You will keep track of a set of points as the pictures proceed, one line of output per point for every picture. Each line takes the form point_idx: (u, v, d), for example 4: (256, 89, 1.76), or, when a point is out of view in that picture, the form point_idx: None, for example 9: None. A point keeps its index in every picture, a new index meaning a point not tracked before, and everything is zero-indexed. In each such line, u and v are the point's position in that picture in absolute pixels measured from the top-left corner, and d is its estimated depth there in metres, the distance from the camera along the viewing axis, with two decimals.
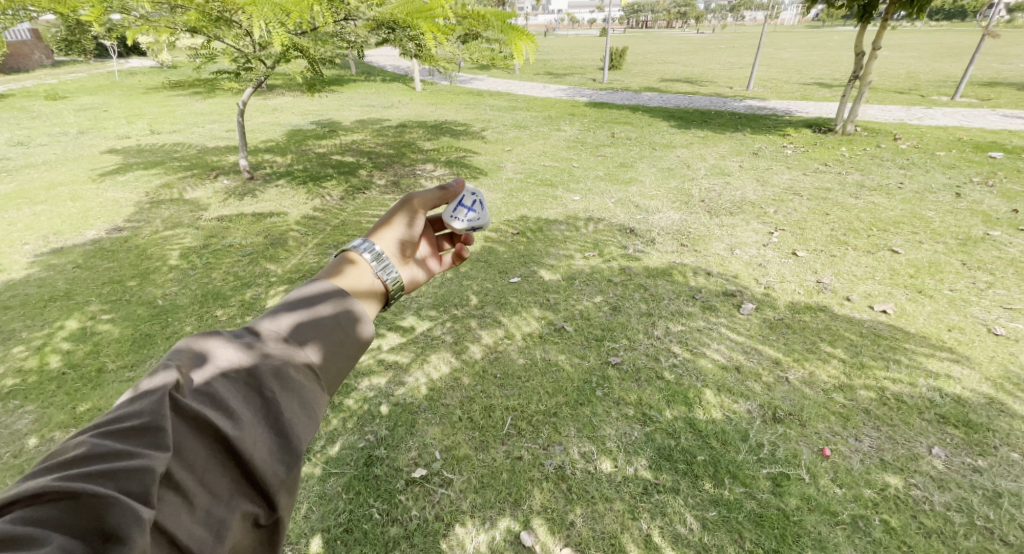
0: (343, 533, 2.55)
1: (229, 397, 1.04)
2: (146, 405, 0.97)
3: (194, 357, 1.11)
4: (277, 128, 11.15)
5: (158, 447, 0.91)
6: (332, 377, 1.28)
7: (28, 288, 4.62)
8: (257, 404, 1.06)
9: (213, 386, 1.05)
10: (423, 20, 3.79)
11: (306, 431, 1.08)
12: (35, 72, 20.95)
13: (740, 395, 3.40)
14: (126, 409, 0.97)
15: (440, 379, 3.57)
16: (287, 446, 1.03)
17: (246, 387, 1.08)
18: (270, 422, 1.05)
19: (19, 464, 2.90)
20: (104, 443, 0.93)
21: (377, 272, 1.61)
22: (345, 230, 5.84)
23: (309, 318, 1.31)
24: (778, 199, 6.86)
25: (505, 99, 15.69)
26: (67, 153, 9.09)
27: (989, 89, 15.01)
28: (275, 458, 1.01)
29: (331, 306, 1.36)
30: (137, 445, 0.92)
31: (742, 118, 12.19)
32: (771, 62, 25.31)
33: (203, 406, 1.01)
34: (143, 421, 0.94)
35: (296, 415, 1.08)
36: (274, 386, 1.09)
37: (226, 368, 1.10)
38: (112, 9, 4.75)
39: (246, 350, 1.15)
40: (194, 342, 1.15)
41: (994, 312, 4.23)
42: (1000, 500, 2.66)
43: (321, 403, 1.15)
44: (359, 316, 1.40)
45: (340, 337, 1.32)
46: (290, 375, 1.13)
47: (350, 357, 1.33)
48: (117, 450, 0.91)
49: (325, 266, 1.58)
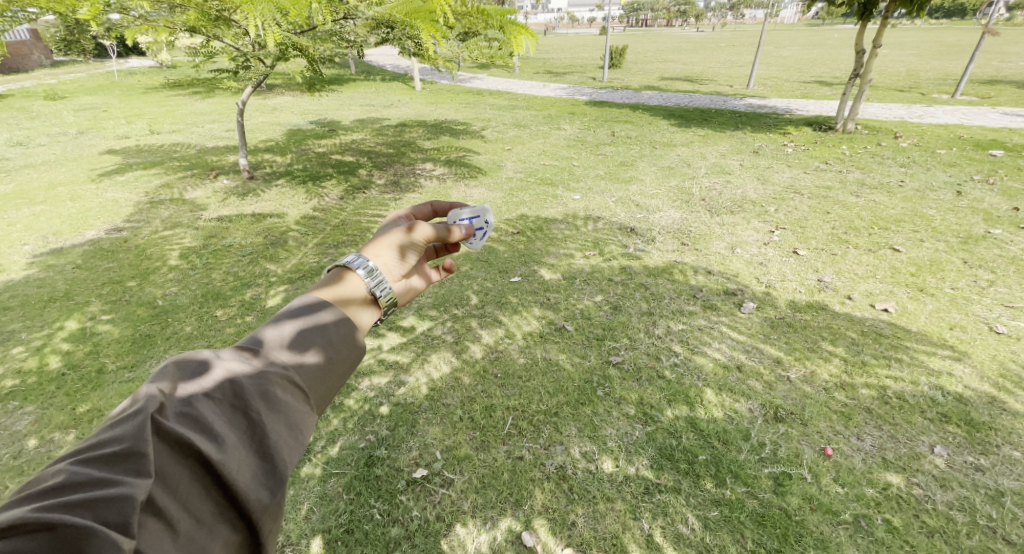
0: (343, 534, 2.54)
1: (214, 420, 1.05)
2: (128, 430, 0.98)
3: (182, 375, 1.12)
4: (277, 127, 11.12)
5: (140, 474, 0.93)
6: (323, 395, 1.27)
7: (28, 288, 4.61)
8: (242, 427, 1.08)
9: (199, 408, 1.06)
10: (422, 19, 3.78)
11: (291, 454, 1.08)
12: (34, 73, 20.90)
13: (742, 394, 3.39)
14: (107, 434, 0.99)
15: (440, 379, 3.57)
16: (272, 470, 1.04)
17: (232, 409, 1.09)
18: (255, 445, 1.06)
19: (19, 466, 2.89)
20: (84, 471, 0.93)
21: (371, 287, 1.58)
22: (344, 230, 5.83)
23: (302, 334, 1.30)
24: (778, 198, 6.85)
25: (505, 98, 15.67)
26: (67, 154, 9.08)
27: (990, 87, 15.02)
28: (259, 482, 1.02)
29: (325, 321, 1.35)
30: (118, 472, 0.93)
31: (742, 117, 12.17)
32: (771, 61, 25.26)
33: (187, 430, 1.02)
34: (125, 447, 0.96)
35: (281, 437, 1.09)
36: (259, 408, 1.10)
37: (212, 389, 1.11)
38: (111, 9, 4.75)
39: (234, 368, 1.16)
40: (181, 360, 1.15)
41: (995, 310, 4.22)
42: (1003, 499, 2.65)
43: (309, 424, 1.16)
44: (352, 331, 1.39)
45: (332, 354, 1.32)
46: (277, 396, 1.14)
47: (342, 374, 1.33)
48: (97, 478, 0.92)
49: (321, 282, 1.56)
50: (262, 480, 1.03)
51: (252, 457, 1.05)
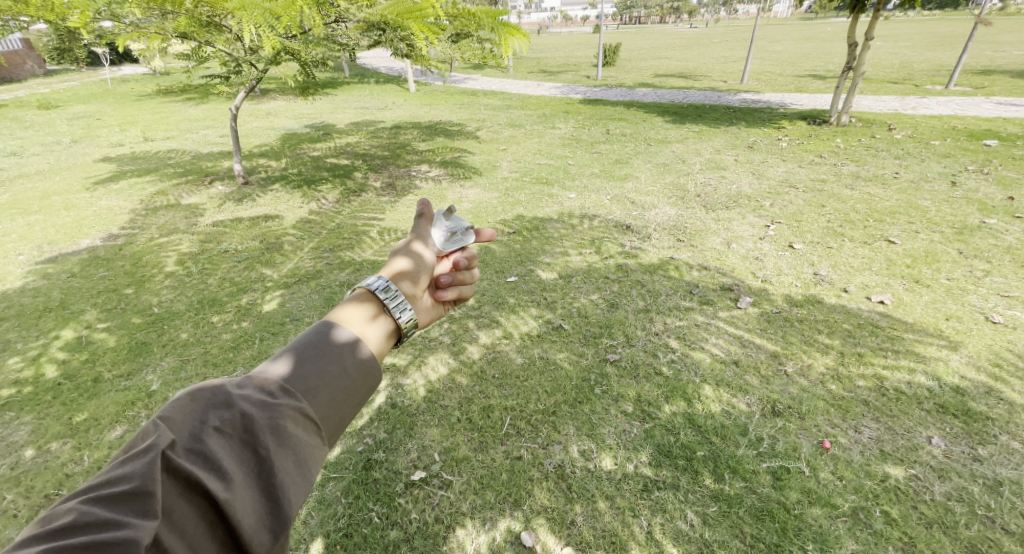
0: (342, 537, 2.54)
1: (224, 456, 1.08)
2: (136, 468, 1.01)
3: (196, 404, 1.14)
4: (271, 132, 11.12)
5: (147, 514, 0.97)
6: (335, 426, 1.28)
7: (23, 298, 4.60)
8: (250, 463, 1.10)
9: (210, 443, 1.08)
10: (414, 21, 3.80)
11: (298, 493, 1.11)
12: (26, 83, 20.85)
13: (739, 389, 3.38)
14: (116, 470, 1.01)
15: (438, 380, 3.57)
16: (276, 512, 1.08)
17: (241, 445, 1.11)
18: (262, 483, 1.09)
19: (15, 477, 2.88)
20: (94, 510, 0.97)
21: (388, 308, 1.55)
22: (340, 234, 5.81)
23: (317, 361, 1.30)
24: (773, 192, 6.86)
25: (498, 98, 15.61)
26: (60, 163, 9.03)
27: (983, 77, 15.09)
28: (263, 526, 1.06)
29: (341, 348, 1.34)
30: (125, 513, 0.97)
31: (737, 112, 12.20)
32: (765, 56, 25.31)
33: (197, 469, 1.05)
34: (132, 486, 0.99)
35: (290, 476, 1.11)
36: (271, 444, 1.12)
37: (223, 422, 1.12)
38: (102, 16, 4.71)
39: (245, 398, 1.17)
40: (193, 391, 1.15)
41: (992, 300, 4.23)
42: (1001, 489, 2.65)
43: (317, 460, 1.18)
44: (367, 358, 1.38)
45: (347, 383, 1.31)
46: (289, 431, 1.15)
47: (354, 403, 1.33)
48: (104, 519, 0.96)
49: (335, 309, 1.52)
50: (266, 523, 1.07)
51: (259, 496, 1.08)
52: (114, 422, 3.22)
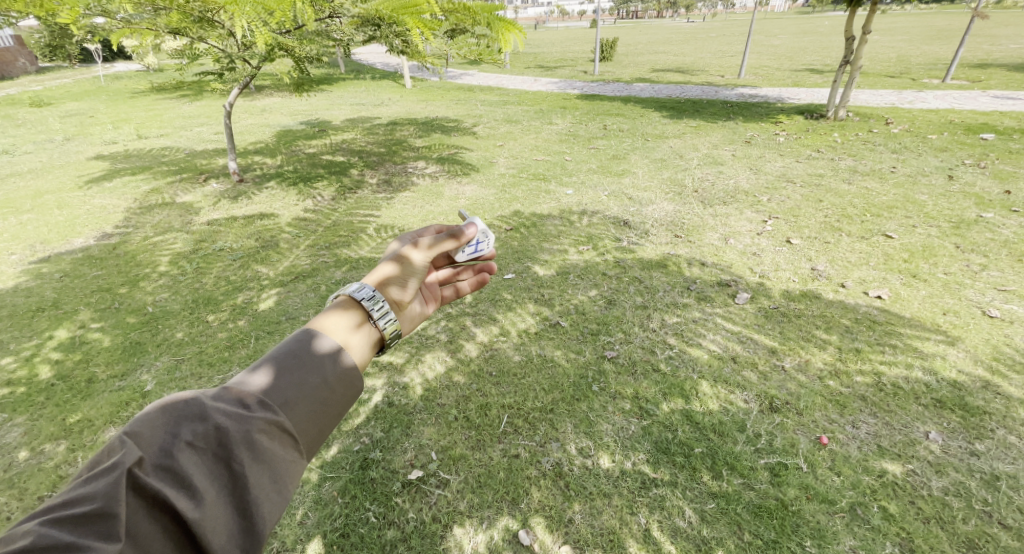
0: (339, 538, 2.52)
1: (195, 472, 1.07)
2: (100, 487, 0.99)
3: (167, 417, 1.12)
4: (266, 129, 11.05)
5: (110, 537, 0.95)
6: (314, 438, 1.26)
7: (15, 298, 4.56)
8: (223, 479, 1.09)
9: (181, 459, 1.07)
10: (409, 16, 3.76)
11: (272, 509, 1.10)
12: (18, 80, 20.71)
13: (737, 385, 3.38)
14: (80, 489, 1.00)
15: (434, 379, 3.55)
16: (248, 528, 1.07)
17: (215, 459, 1.10)
18: (235, 498, 1.08)
19: (7, 479, 2.85)
20: (54, 533, 0.96)
21: (376, 319, 1.52)
22: (336, 231, 5.78)
23: (296, 372, 1.28)
24: (771, 187, 6.85)
25: (495, 94, 15.53)
26: (53, 161, 8.94)
27: (980, 70, 15.12)
28: (234, 544, 1.05)
29: (322, 357, 1.32)
30: (88, 535, 0.96)
31: (734, 107, 12.17)
32: (763, 50, 25.22)
33: (168, 486, 1.04)
34: (96, 506, 0.98)
35: (264, 492, 1.10)
36: (245, 458, 1.11)
37: (195, 437, 1.10)
38: (93, 12, 4.64)
39: (220, 410, 1.15)
40: (163, 405, 1.13)
41: (988, 294, 4.23)
42: (998, 483, 2.66)
43: (293, 474, 1.16)
44: (349, 368, 1.36)
45: (327, 395, 1.29)
46: (264, 445, 1.13)
47: (334, 415, 1.31)
48: (66, 542, 0.94)
49: (322, 313, 1.50)
50: (237, 541, 1.06)
51: (231, 513, 1.08)
52: (108, 422, 3.20)
